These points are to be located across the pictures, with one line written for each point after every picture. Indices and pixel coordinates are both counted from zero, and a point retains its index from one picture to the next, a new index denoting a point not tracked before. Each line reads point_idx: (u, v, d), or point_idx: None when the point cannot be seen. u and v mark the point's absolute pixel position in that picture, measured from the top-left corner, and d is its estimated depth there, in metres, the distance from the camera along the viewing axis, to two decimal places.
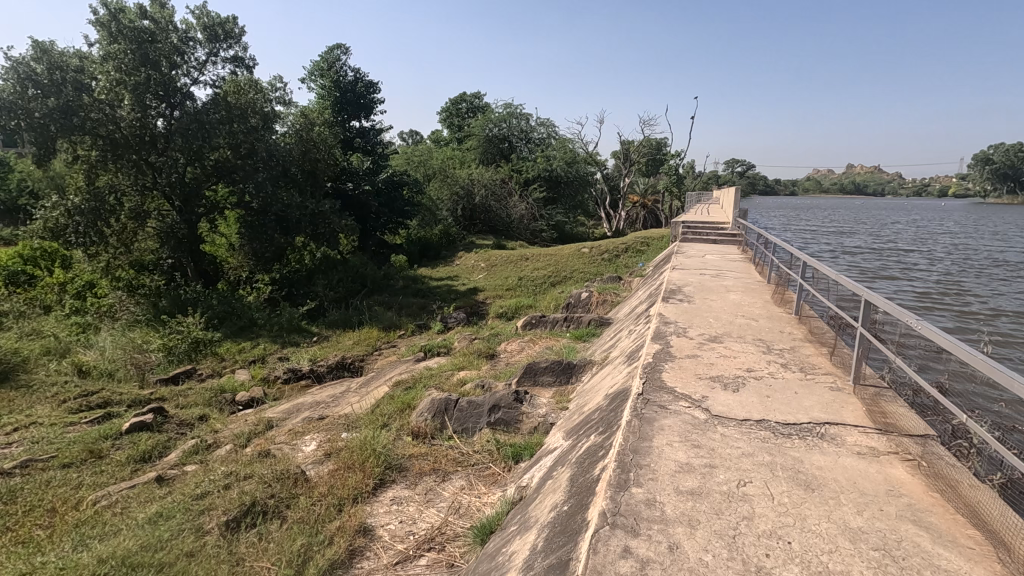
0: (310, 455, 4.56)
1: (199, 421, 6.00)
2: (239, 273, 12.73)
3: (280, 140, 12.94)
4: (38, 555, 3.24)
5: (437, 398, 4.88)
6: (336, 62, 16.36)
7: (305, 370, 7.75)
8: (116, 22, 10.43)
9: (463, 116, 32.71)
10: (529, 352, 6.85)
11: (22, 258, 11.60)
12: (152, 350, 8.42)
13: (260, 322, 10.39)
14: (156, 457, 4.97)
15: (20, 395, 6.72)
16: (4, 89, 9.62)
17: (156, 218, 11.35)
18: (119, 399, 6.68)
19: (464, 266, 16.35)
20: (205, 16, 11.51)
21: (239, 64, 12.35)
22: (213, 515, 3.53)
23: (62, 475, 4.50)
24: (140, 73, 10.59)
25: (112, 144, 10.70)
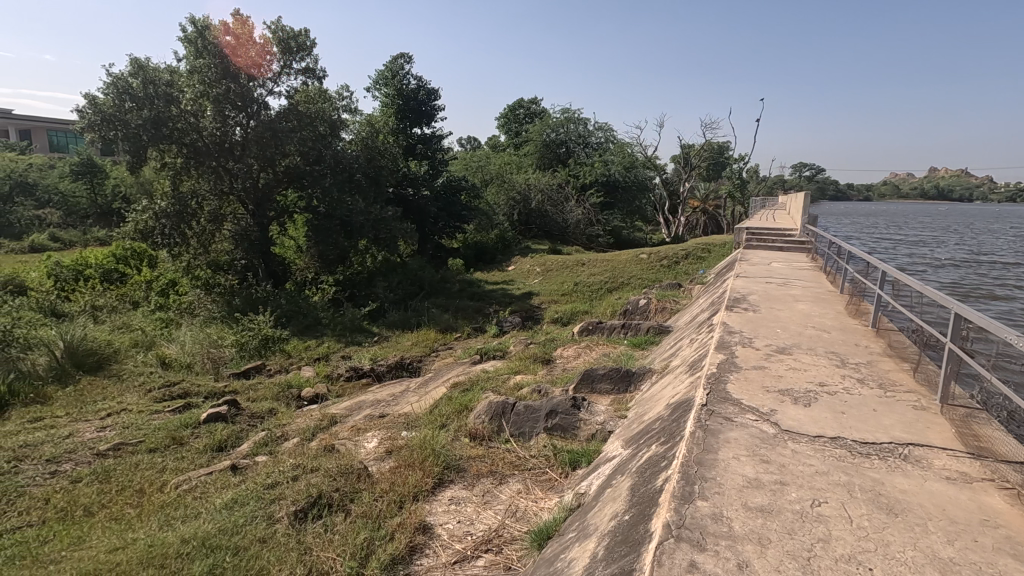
0: (372, 452, 4.70)
1: (268, 414, 6.32)
2: (306, 275, 13.26)
3: (347, 147, 13.46)
4: (129, 531, 3.52)
5: (494, 401, 4.92)
6: (399, 70, 16.90)
7: (366, 369, 8.02)
8: (202, 38, 11.16)
9: (521, 122, 32.98)
10: (586, 358, 6.79)
11: (115, 258, 12.66)
12: (227, 345, 8.96)
13: (325, 322, 10.82)
14: (231, 447, 5.27)
15: (113, 384, 7.32)
16: (105, 103, 10.66)
17: (231, 220, 12.14)
18: (197, 391, 7.14)
19: (520, 270, 16.43)
20: (280, 30, 12.17)
21: (310, 75, 12.97)
22: (283, 504, 3.72)
23: (147, 459, 4.84)
24: (221, 85, 11.31)
25: (194, 152, 11.48)
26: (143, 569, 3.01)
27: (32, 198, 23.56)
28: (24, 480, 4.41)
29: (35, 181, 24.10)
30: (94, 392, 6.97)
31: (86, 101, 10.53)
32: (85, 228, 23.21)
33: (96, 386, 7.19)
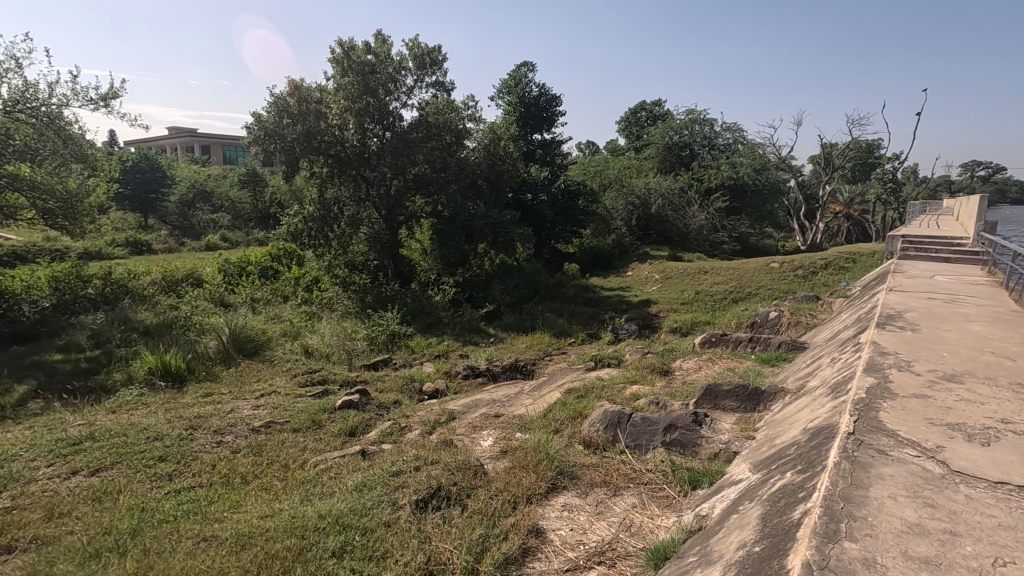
0: (487, 450, 4.80)
1: (393, 405, 6.74)
2: (429, 275, 13.95)
3: (470, 154, 13.96)
4: (276, 501, 3.94)
5: (610, 410, 4.81)
6: (522, 78, 17.32)
7: (482, 368, 8.27)
8: (348, 58, 12.28)
9: (642, 125, 32.21)
10: (707, 372, 6.41)
11: (270, 257, 14.36)
12: (359, 338, 9.75)
13: (445, 321, 11.35)
14: (360, 433, 5.70)
15: (266, 368, 8.30)
16: (268, 120, 12.11)
17: (367, 224, 13.24)
18: (333, 378, 7.84)
19: (637, 277, 16.01)
20: (415, 47, 13.07)
21: (440, 87, 13.70)
22: (406, 493, 3.92)
23: (291, 438, 5.39)
24: (361, 100, 12.32)
25: (338, 162, 12.77)
26: (286, 538, 3.35)
27: (210, 204, 27.51)
28: (197, 446, 5.12)
29: (212, 189, 28.14)
30: (250, 374, 7.94)
31: (254, 120, 12.08)
32: (248, 230, 26.60)
33: (253, 369, 8.18)
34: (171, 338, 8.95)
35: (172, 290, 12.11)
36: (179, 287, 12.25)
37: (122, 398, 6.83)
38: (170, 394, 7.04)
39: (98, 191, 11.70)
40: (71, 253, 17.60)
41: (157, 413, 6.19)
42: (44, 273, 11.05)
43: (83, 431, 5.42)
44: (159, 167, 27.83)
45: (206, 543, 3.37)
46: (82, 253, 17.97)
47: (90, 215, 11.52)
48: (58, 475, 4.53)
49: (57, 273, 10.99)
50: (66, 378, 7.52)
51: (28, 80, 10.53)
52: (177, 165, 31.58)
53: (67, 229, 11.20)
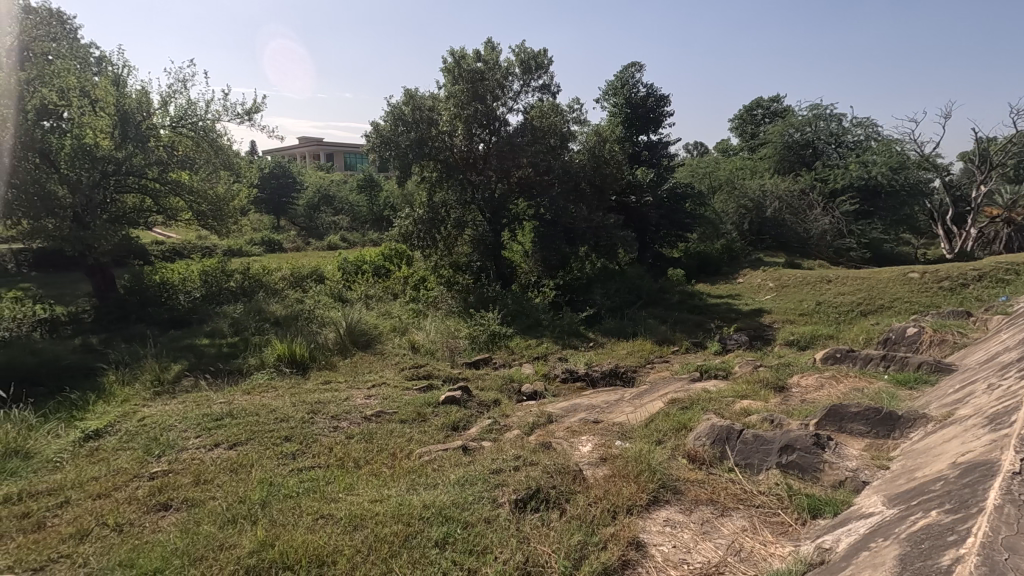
0: (586, 455, 4.73)
1: (493, 404, 6.88)
2: (530, 278, 14.05)
3: (574, 157, 13.88)
4: (385, 487, 4.18)
5: (718, 424, 4.54)
6: (629, 79, 17.00)
7: (580, 372, 8.19)
8: (458, 67, 12.78)
9: (758, 123, 30.28)
10: (831, 392, 5.84)
11: (383, 257, 15.31)
12: (462, 336, 10.07)
13: (545, 323, 11.40)
14: (462, 428, 5.87)
15: (377, 360, 8.85)
16: (385, 128, 12.91)
17: (472, 226, 13.68)
18: (438, 374, 8.16)
19: (749, 285, 15.03)
20: (523, 53, 13.28)
21: (546, 91, 13.81)
22: (506, 491, 3.97)
23: (399, 428, 5.69)
24: (471, 107, 12.77)
25: (446, 167, 13.34)
26: (393, 523, 3.53)
27: (332, 206, 29.88)
28: (317, 430, 5.56)
29: (334, 194, 30.53)
30: (363, 366, 8.50)
31: (373, 128, 12.96)
32: (364, 231, 28.49)
33: (366, 361, 8.75)
34: (296, 329, 9.82)
35: (298, 285, 13.32)
36: (304, 283, 13.41)
37: (256, 381, 7.60)
38: (294, 379, 7.73)
39: (241, 195, 13.13)
40: (217, 250, 19.96)
41: (284, 397, 6.83)
42: (196, 267, 12.60)
43: (225, 408, 6.10)
44: (290, 174, 30.77)
45: (323, 520, 3.64)
46: (227, 250, 20.29)
47: (234, 217, 12.99)
48: (204, 446, 5.13)
49: (207, 267, 12.48)
50: (211, 361, 8.50)
51: (190, 99, 12.08)
52: (305, 172, 34.65)
53: (216, 229, 12.68)
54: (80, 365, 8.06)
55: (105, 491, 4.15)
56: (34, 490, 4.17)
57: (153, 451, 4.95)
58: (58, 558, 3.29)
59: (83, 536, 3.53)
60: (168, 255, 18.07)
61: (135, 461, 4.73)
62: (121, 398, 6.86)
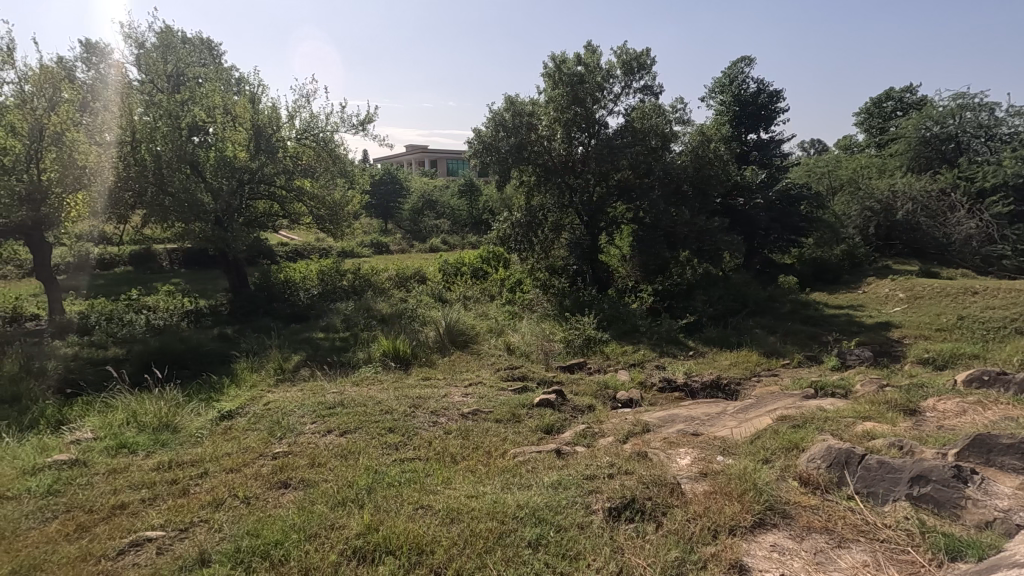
0: (685, 468, 4.52)
1: (588, 409, 6.80)
2: (627, 282, 13.76)
3: (677, 158, 13.40)
4: (481, 483, 4.29)
5: (836, 446, 4.16)
6: (738, 75, 16.13)
7: (679, 382, 7.87)
8: (559, 71, 12.88)
9: (887, 116, 27.51)
10: (975, 419, 5.14)
11: (482, 259, 15.74)
12: (557, 340, 10.08)
13: (642, 329, 11.11)
14: (556, 432, 5.88)
15: (474, 359, 9.11)
16: (486, 134, 13.27)
17: (569, 230, 13.66)
18: (533, 376, 8.23)
19: (874, 296, 13.63)
20: (624, 54, 13.06)
21: (647, 92, 13.47)
22: (599, 498, 3.91)
23: (494, 427, 5.81)
24: (570, 110, 12.78)
25: (544, 171, 13.45)
26: (488, 520, 3.61)
27: (435, 210, 31.35)
28: (418, 423, 5.82)
29: (437, 198, 31.96)
30: (461, 364, 8.79)
31: (475, 135, 13.40)
32: (464, 234, 29.54)
33: (463, 360, 9.05)
34: (400, 326, 10.37)
35: (403, 285, 14.09)
36: (408, 283, 14.15)
37: (364, 373, 8.14)
38: (397, 374, 8.18)
39: (355, 201, 14.11)
40: (333, 251, 21.65)
41: (388, 390, 7.23)
42: (315, 267, 13.74)
43: (337, 398, 6.58)
44: (398, 181, 32.72)
45: (423, 511, 3.80)
46: (341, 251, 21.95)
47: (349, 221, 14.02)
48: (319, 431, 5.57)
49: (323, 267, 13.56)
50: (326, 353, 9.22)
51: (313, 112, 13.22)
52: (411, 177, 36.59)
53: (332, 232, 13.73)
54: (218, 352, 9.07)
55: (236, 466, 4.64)
56: (180, 459, 4.76)
57: (276, 434, 5.46)
58: (199, 522, 3.72)
59: (218, 504, 3.97)
60: (292, 255, 19.89)
61: (261, 441, 5.24)
62: (250, 383, 7.64)
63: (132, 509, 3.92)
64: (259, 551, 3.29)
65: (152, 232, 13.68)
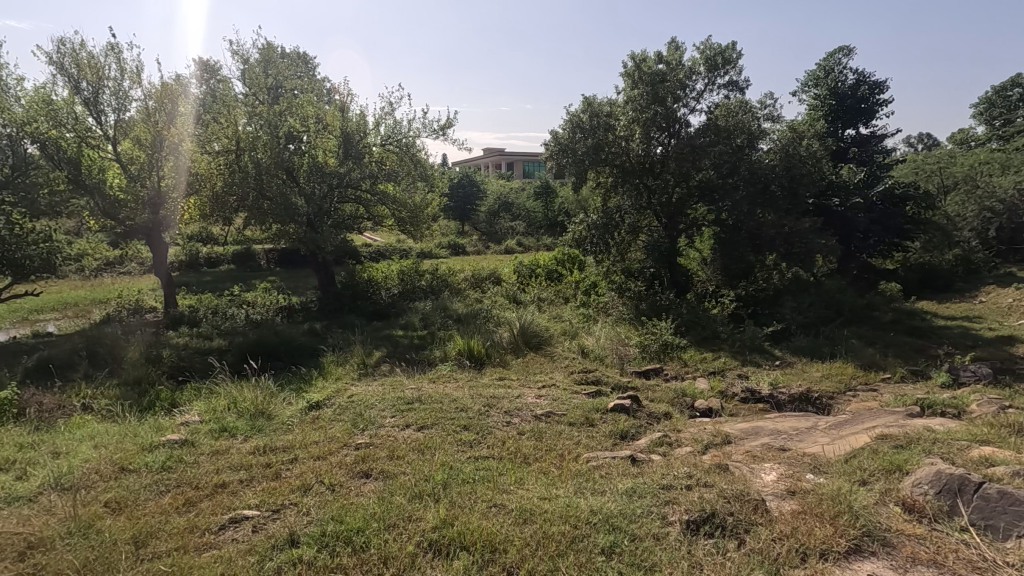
0: (770, 485, 4.26)
1: (664, 417, 6.58)
2: (708, 287, 13.21)
3: (764, 157, 12.73)
4: (554, 486, 4.27)
5: (947, 472, 3.76)
6: (835, 67, 15.07)
7: (764, 394, 7.43)
8: (639, 70, 12.61)
9: (1013, 107, 24.69)
10: None
11: (557, 261, 15.71)
12: (632, 344, 9.84)
13: (724, 335, 10.63)
14: (631, 438, 5.75)
15: (548, 362, 9.10)
16: (564, 135, 13.26)
17: (647, 232, 13.31)
18: (606, 381, 8.08)
19: (994, 306, 12.23)
20: (708, 49, 12.56)
21: (733, 88, 12.90)
22: (676, 510, 3.78)
23: (567, 430, 5.77)
24: (650, 110, 12.47)
25: (622, 172, 13.21)
26: (561, 523, 3.59)
27: (511, 213, 31.81)
28: (492, 422, 5.91)
29: (513, 201, 32.29)
30: (534, 366, 8.82)
31: (552, 137, 13.41)
32: (540, 236, 29.69)
33: (537, 362, 9.07)
34: (476, 326, 10.55)
35: (478, 286, 14.37)
36: (483, 284, 14.40)
37: (440, 371, 8.37)
38: (472, 373, 8.34)
39: (434, 203, 14.55)
40: (413, 252, 22.45)
41: (464, 388, 7.38)
42: (395, 267, 14.30)
43: (415, 394, 6.81)
44: (476, 184, 33.45)
45: (496, 509, 3.85)
46: (420, 252, 22.73)
47: (428, 223, 14.48)
48: (397, 425, 5.79)
49: (404, 268, 14.11)
50: (404, 350, 9.55)
51: (396, 119, 13.77)
52: (488, 180, 37.24)
53: (412, 234, 14.26)
54: (307, 346, 9.65)
55: (323, 454, 4.92)
56: (273, 445, 5.11)
57: (358, 426, 5.72)
58: (289, 504, 3.98)
59: (306, 489, 4.22)
60: (375, 256, 20.83)
61: (345, 432, 5.52)
62: (335, 376, 8.08)
63: (231, 489, 4.25)
64: (342, 537, 3.47)
65: (252, 233, 14.80)
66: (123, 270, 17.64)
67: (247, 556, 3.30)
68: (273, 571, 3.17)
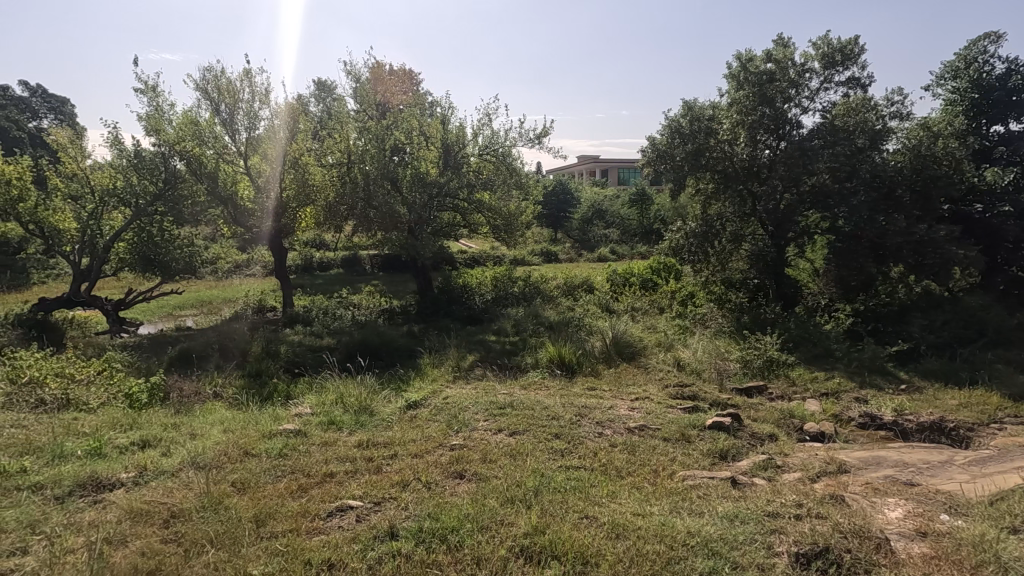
0: (894, 522, 3.81)
1: (769, 439, 6.14)
2: (819, 300, 12.21)
3: (889, 158, 11.57)
4: (648, 502, 4.14)
5: None
6: (978, 56, 13.39)
7: (887, 420, 6.71)
8: (745, 71, 12.01)
9: None
10: None
11: (651, 269, 15.28)
12: (733, 359, 9.31)
13: (838, 354, 9.76)
14: (731, 459, 5.44)
15: (641, 373, 8.87)
16: (662, 141, 12.95)
17: (751, 241, 12.55)
18: (704, 396, 7.69)
19: None
20: (825, 45, 11.67)
21: (853, 85, 11.88)
22: (784, 540, 3.52)
23: (661, 445, 5.57)
24: (756, 112, 11.79)
25: (724, 177, 12.62)
26: (656, 542, 3.47)
27: (605, 220, 31.65)
28: (584, 432, 5.84)
29: (607, 208, 32.25)
30: (627, 377, 8.61)
31: (649, 143, 13.15)
32: (634, 244, 29.17)
33: (630, 373, 8.85)
34: (567, 334, 10.52)
35: (570, 293, 14.38)
36: (575, 292, 14.37)
37: (532, 378, 8.43)
38: (563, 382, 8.30)
39: (528, 211, 14.75)
40: (506, 259, 22.94)
41: (555, 396, 7.38)
42: (490, 274, 14.66)
43: (508, 399, 6.89)
44: (570, 191, 33.58)
45: (587, 521, 3.79)
46: (514, 259, 23.16)
47: (522, 231, 14.69)
48: (490, 429, 5.89)
49: (498, 275, 14.45)
50: (497, 355, 9.74)
51: (494, 129, 14.13)
52: (583, 187, 37.13)
53: (506, 241, 14.58)
54: (406, 348, 10.12)
55: (420, 452, 5.12)
56: (375, 441, 5.40)
57: (453, 427, 5.90)
58: (389, 498, 4.18)
59: (404, 485, 4.41)
60: (471, 262, 21.50)
61: (441, 432, 5.71)
62: (431, 377, 8.40)
63: (338, 478, 4.55)
64: (438, 534, 3.58)
65: (359, 239, 15.86)
66: (250, 272, 19.58)
67: (351, 543, 3.51)
68: (374, 560, 3.33)
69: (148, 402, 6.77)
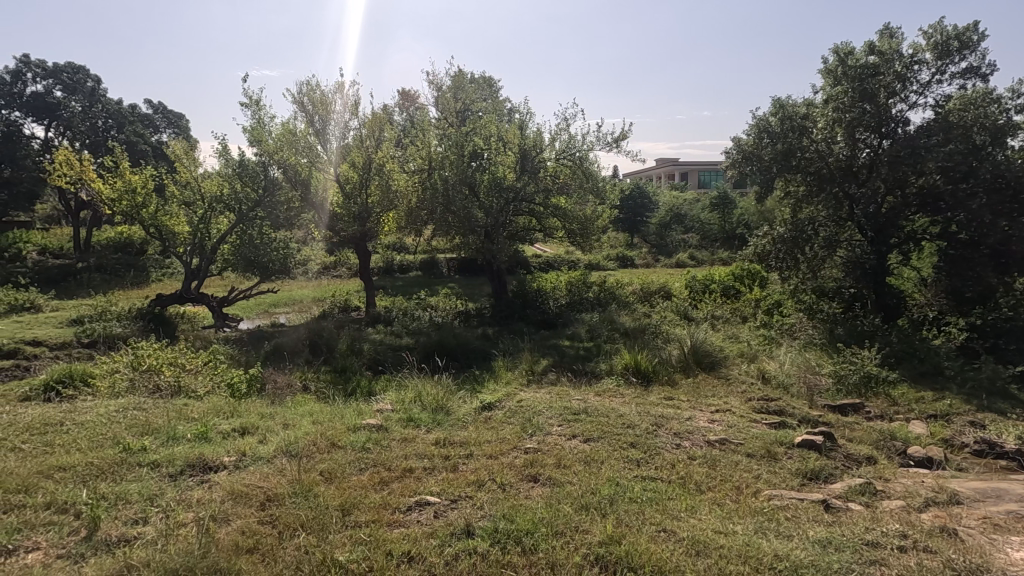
0: (1019, 564, 3.39)
1: (867, 461, 5.66)
2: (926, 312, 11.15)
3: (1014, 156, 10.40)
4: (731, 520, 3.95)
5: None
6: None
7: (1010, 449, 5.96)
8: (843, 65, 11.22)
9: None
10: None
11: (734, 276, 14.57)
12: (825, 373, 8.67)
13: (949, 372, 8.86)
14: (823, 480, 5.07)
15: (722, 385, 8.47)
16: (749, 142, 12.37)
17: (847, 247, 11.66)
18: (792, 412, 7.23)
19: None
20: (939, 33, 10.68)
21: (971, 76, 10.78)
22: (885, 573, 3.25)
23: (745, 461, 5.29)
24: (856, 109, 10.97)
25: (818, 178, 11.84)
26: (740, 563, 3.31)
27: (683, 225, 30.66)
28: (661, 443, 5.67)
29: (686, 212, 31.32)
30: (707, 388, 8.26)
31: (735, 144, 12.61)
32: (714, 249, 28.06)
33: (709, 384, 8.49)
34: (643, 342, 10.27)
35: (646, 300, 14.06)
36: (652, 298, 14.03)
37: (607, 385, 8.29)
38: (639, 390, 8.10)
39: (604, 216, 14.55)
40: (580, 263, 22.76)
41: (630, 405, 7.22)
42: (564, 278, 14.62)
43: (582, 405, 6.82)
44: (647, 195, 32.90)
45: (666, 534, 3.69)
46: (588, 264, 22.94)
47: (597, 235, 14.53)
48: (564, 435, 5.86)
49: (572, 279, 14.39)
50: (570, 360, 9.68)
51: (571, 134, 14.06)
52: (660, 191, 36.25)
53: (581, 245, 14.48)
54: (480, 350, 10.27)
55: (495, 453, 5.19)
56: (452, 440, 5.53)
57: (527, 430, 5.94)
58: (465, 496, 4.27)
59: (480, 485, 4.48)
60: (544, 266, 21.54)
61: (515, 434, 5.76)
62: (506, 380, 8.48)
63: (416, 474, 4.70)
64: (513, 535, 3.61)
65: (437, 243, 16.34)
66: (337, 273, 20.69)
67: (430, 538, 3.61)
68: (451, 557, 3.40)
69: (246, 392, 7.32)
